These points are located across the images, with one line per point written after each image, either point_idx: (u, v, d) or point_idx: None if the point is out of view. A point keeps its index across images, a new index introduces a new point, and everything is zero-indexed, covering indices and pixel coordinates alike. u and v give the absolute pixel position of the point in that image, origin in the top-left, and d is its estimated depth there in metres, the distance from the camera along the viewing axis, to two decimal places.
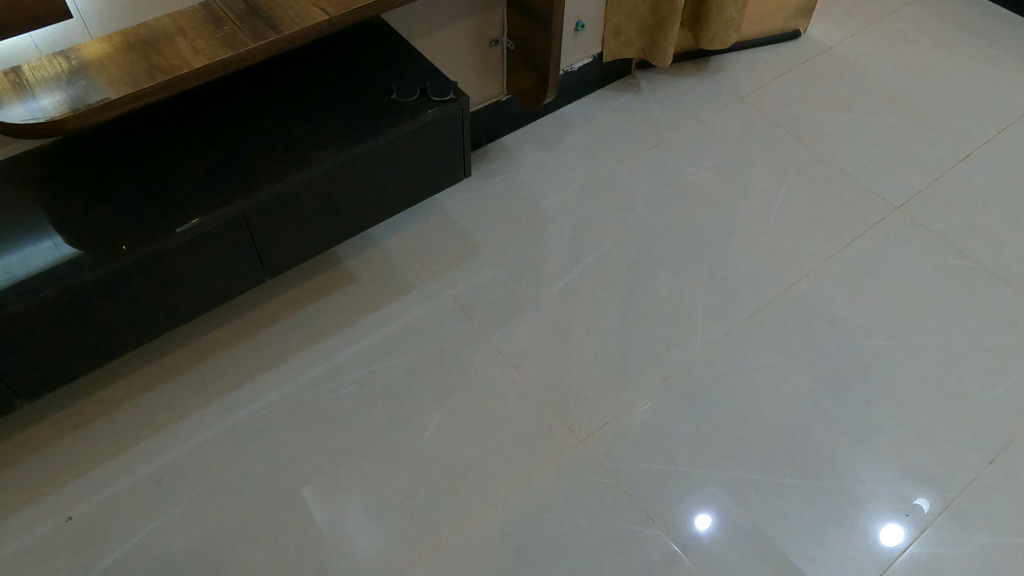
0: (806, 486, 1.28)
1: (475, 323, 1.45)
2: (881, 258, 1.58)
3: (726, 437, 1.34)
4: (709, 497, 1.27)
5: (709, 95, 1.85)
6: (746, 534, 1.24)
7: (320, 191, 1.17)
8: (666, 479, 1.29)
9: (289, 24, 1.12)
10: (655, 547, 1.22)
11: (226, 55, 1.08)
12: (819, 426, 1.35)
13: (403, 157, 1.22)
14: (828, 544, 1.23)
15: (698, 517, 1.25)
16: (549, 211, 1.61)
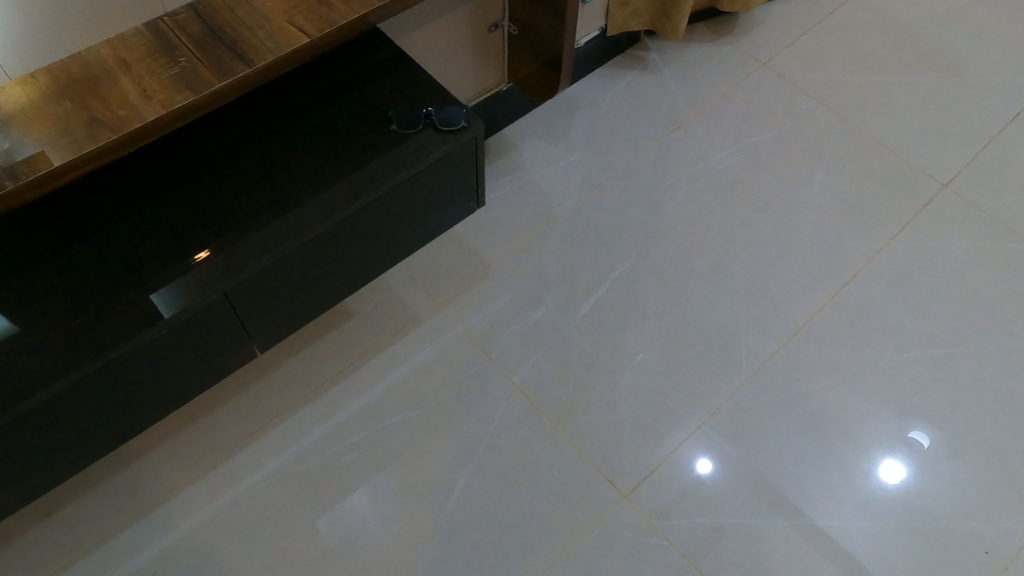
0: (804, 422, 1.25)
1: (496, 361, 1.29)
2: (936, 248, 1.42)
3: (724, 379, 1.29)
4: (706, 440, 1.23)
5: (728, 63, 1.65)
6: (745, 476, 1.20)
7: (318, 257, 0.96)
8: (668, 430, 1.24)
9: (264, 51, 0.89)
10: (656, 498, 1.18)
11: (188, 99, 0.85)
12: (824, 366, 1.30)
13: (411, 203, 1.02)
14: (856, 510, 1.18)
15: (697, 462, 1.21)
16: (564, 219, 1.43)
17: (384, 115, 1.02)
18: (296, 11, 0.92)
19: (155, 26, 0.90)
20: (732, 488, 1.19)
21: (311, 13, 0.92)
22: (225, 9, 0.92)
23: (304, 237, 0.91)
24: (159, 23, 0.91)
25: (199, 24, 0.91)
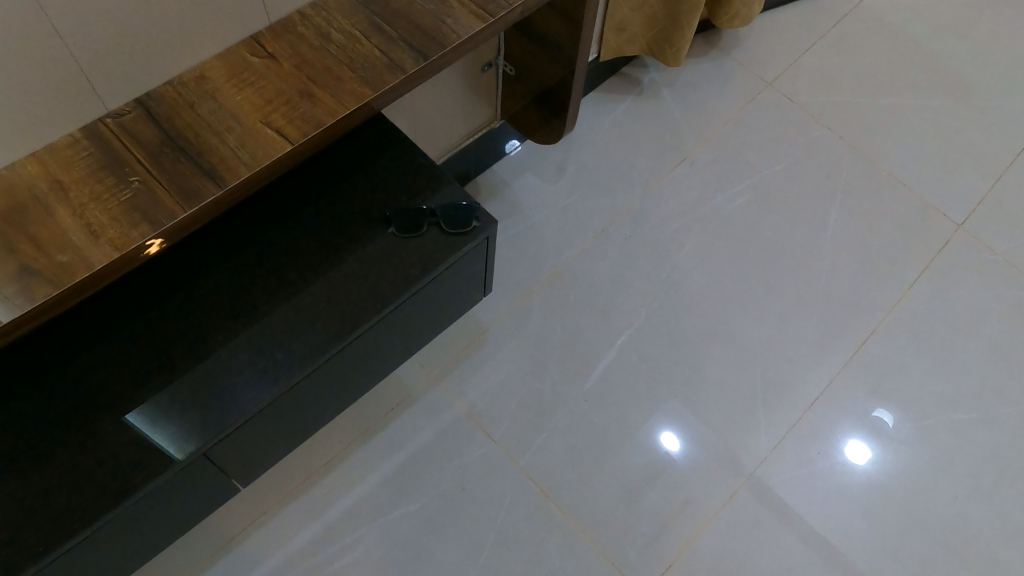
0: (770, 397, 1.25)
1: (499, 444, 1.18)
2: (954, 296, 1.35)
3: (694, 361, 1.27)
4: (675, 417, 1.22)
5: (733, 82, 1.55)
6: (711, 452, 1.20)
7: (311, 387, 0.83)
8: (636, 412, 1.22)
9: (235, 163, 0.73)
10: (623, 478, 1.17)
11: (144, 234, 0.69)
12: (789, 342, 1.30)
13: (411, 314, 0.89)
14: (820, 482, 1.19)
15: (666, 439, 1.20)
16: (566, 272, 1.31)
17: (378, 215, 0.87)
18: (273, 107, 0.76)
19: (96, 129, 0.74)
20: (698, 466, 1.19)
21: (290, 108, 0.76)
22: (185, 107, 0.76)
23: (286, 385, 0.77)
24: (100, 127, 0.74)
25: (154, 128, 0.74)
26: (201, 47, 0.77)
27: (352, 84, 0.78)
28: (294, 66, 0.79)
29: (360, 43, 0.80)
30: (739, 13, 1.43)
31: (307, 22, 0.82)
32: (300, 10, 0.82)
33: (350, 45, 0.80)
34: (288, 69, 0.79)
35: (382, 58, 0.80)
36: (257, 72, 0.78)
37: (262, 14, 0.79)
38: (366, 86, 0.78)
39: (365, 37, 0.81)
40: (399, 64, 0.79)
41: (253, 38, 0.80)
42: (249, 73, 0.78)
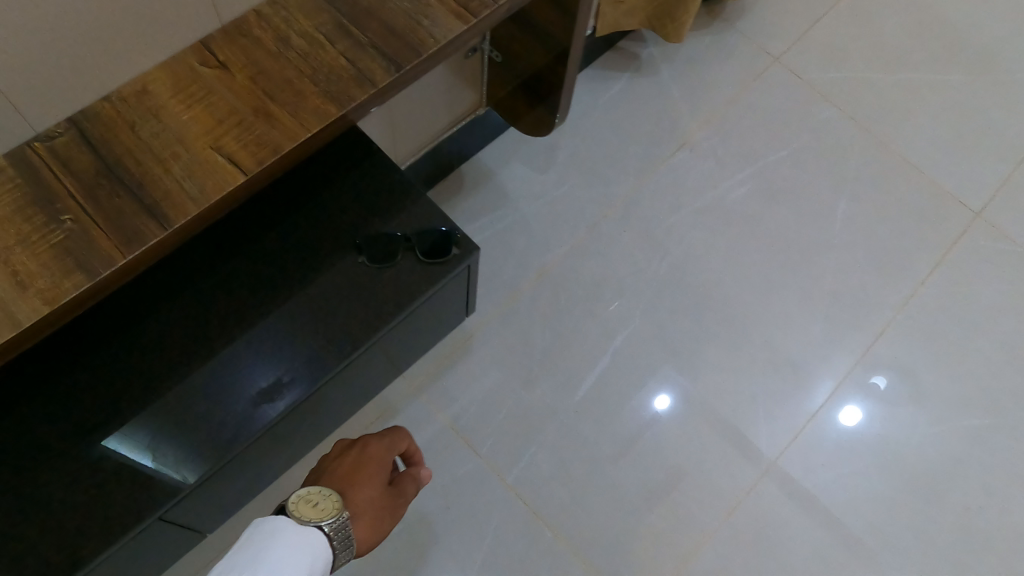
0: (764, 356, 1.21)
1: (486, 459, 1.11)
2: (968, 293, 1.29)
3: (687, 325, 1.22)
4: (666, 378, 1.19)
5: (738, 57, 1.45)
6: (700, 413, 1.17)
7: (281, 430, 0.79)
8: (626, 374, 1.18)
9: (181, 198, 0.64)
10: (607, 440, 1.14)
11: (79, 283, 0.61)
12: (785, 303, 1.25)
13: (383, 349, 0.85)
14: (807, 442, 1.16)
15: (655, 399, 1.17)
16: (558, 270, 1.23)
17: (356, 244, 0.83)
18: (224, 128, 0.67)
19: (23, 155, 0.64)
20: (685, 426, 1.16)
21: (244, 130, 0.67)
22: (125, 128, 0.66)
23: (259, 433, 0.73)
24: (26, 151, 0.64)
25: (89, 152, 0.65)
26: (143, 56, 0.67)
27: (315, 100, 0.69)
28: (248, 77, 0.70)
29: (323, 49, 0.71)
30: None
31: (264, 23, 0.72)
32: (256, 8, 0.72)
33: (312, 52, 0.71)
34: (242, 80, 0.69)
35: (349, 68, 0.70)
36: (207, 85, 0.69)
37: (212, 14, 0.69)
38: (330, 103, 0.68)
39: (330, 42, 0.71)
40: (368, 75, 0.70)
41: (203, 42, 0.71)
42: (198, 86, 0.69)
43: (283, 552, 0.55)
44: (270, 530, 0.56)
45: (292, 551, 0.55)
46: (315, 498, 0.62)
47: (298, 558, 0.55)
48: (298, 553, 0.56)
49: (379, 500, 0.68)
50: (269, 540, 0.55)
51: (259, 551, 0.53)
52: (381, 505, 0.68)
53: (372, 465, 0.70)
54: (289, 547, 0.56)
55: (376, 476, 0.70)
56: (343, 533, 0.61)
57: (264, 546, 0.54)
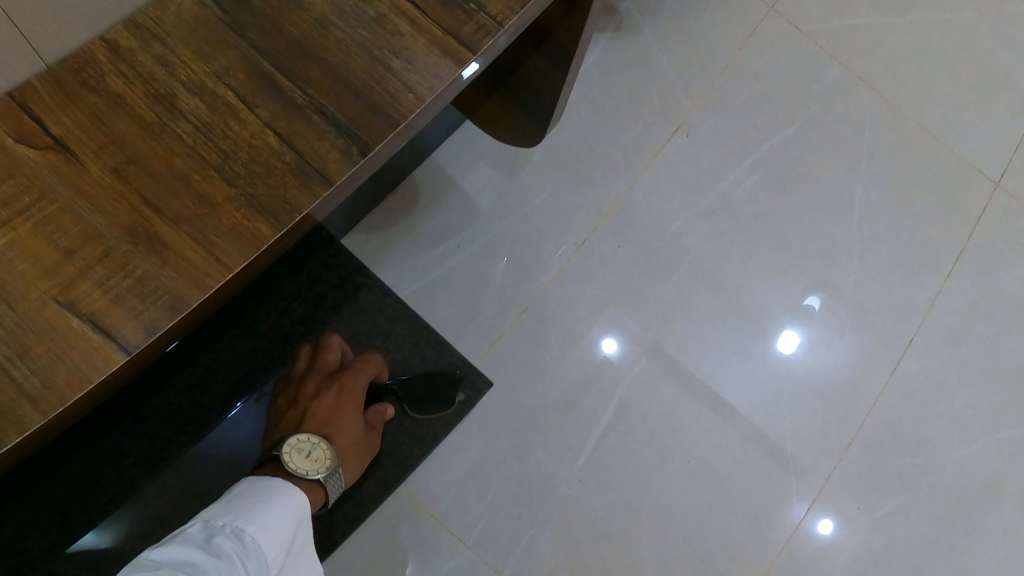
0: (710, 289, 1.06)
1: (474, 552, 0.92)
2: (999, 284, 1.13)
3: (631, 268, 1.05)
4: (609, 321, 1.02)
5: (730, 9, 1.21)
6: (643, 353, 1.02)
7: None
8: (565, 320, 1.01)
9: (10, 395, 0.40)
10: (539, 399, 0.98)
11: None
12: (731, 228, 1.09)
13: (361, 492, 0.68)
14: (758, 375, 1.04)
15: (602, 343, 1.01)
16: (543, 298, 1.01)
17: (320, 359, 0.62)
18: (76, 264, 0.42)
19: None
20: (633, 374, 1.01)
21: (113, 267, 0.42)
22: None
23: None
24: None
25: None
26: None
27: (229, 210, 0.44)
28: (111, 168, 0.43)
29: (236, 116, 0.45)
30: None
31: (124, 67, 0.45)
32: (104, 34, 0.45)
33: (217, 123, 0.44)
34: (100, 175, 0.43)
35: (283, 152, 0.45)
36: (36, 183, 0.42)
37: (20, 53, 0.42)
38: (259, 216, 0.44)
39: (247, 104, 0.45)
40: (313, 163, 0.45)
41: (13, 95, 0.43)
42: (18, 185, 0.42)
43: (275, 510, 0.53)
44: (275, 485, 0.56)
45: (294, 512, 0.54)
46: (306, 447, 0.65)
47: (296, 522, 0.54)
48: (287, 514, 0.53)
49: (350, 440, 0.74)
50: (267, 496, 0.54)
51: (258, 504, 0.52)
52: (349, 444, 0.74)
53: (349, 403, 0.75)
54: (292, 509, 0.54)
55: (354, 419, 0.75)
56: (330, 478, 0.66)
57: (263, 501, 0.53)
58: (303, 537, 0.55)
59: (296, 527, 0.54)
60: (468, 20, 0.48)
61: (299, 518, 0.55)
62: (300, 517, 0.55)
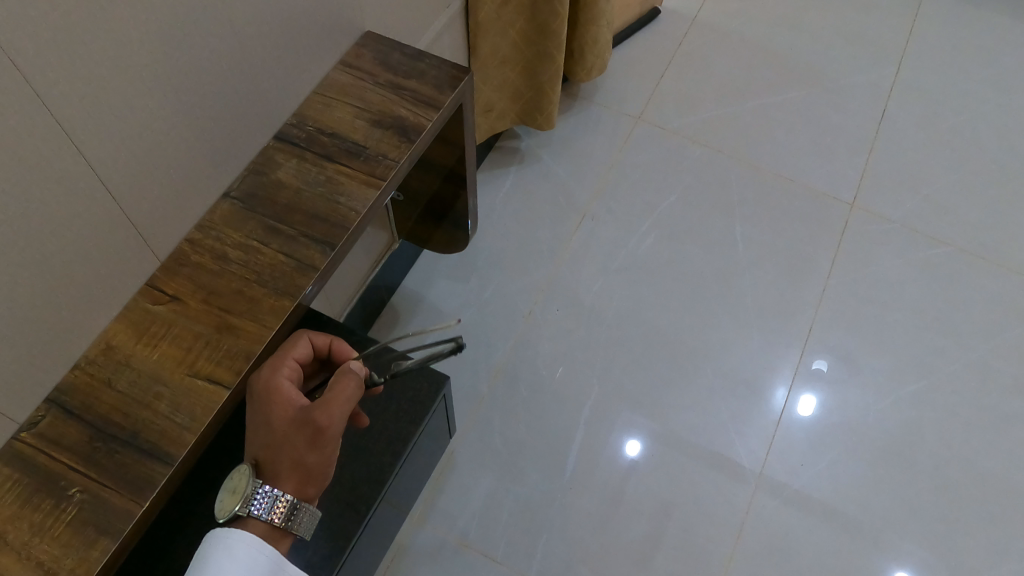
0: (647, 339, 1.34)
1: (505, 564, 1.14)
2: (871, 273, 1.41)
3: (575, 335, 1.34)
4: (634, 425, 1.26)
5: (605, 126, 1.59)
6: (675, 446, 1.24)
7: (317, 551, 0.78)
8: (534, 376, 1.30)
9: (177, 432, 0.66)
10: (529, 438, 1.24)
11: (112, 543, 0.61)
12: (645, 282, 1.40)
13: (394, 504, 0.92)
14: (773, 434, 1.25)
15: (630, 445, 1.24)
16: (510, 364, 1.31)
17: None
18: (194, 354, 0.70)
19: (14, 451, 0.64)
20: (663, 463, 1.22)
21: (214, 348, 0.70)
22: (102, 389, 0.67)
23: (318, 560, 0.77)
24: (17, 445, 0.64)
25: (76, 423, 0.65)
26: (97, 317, 0.68)
27: (268, 300, 0.74)
28: (202, 300, 0.73)
29: (260, 252, 0.76)
30: (595, 63, 1.46)
31: (196, 245, 0.75)
32: (187, 236, 0.76)
33: (250, 258, 0.76)
34: (196, 305, 0.72)
35: (288, 262, 0.76)
36: (166, 320, 0.71)
37: (149, 257, 0.72)
38: (284, 298, 0.74)
39: (264, 244, 0.77)
40: (308, 262, 0.76)
41: (148, 283, 0.73)
42: (158, 324, 0.71)
43: (223, 558, 0.59)
44: (216, 535, 0.61)
45: (246, 550, 0.61)
46: (233, 483, 0.65)
47: (251, 557, 0.61)
48: (237, 552, 0.60)
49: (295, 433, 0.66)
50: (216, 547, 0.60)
51: (208, 564, 0.59)
52: (299, 439, 0.65)
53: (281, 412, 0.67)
54: (242, 549, 0.61)
55: (289, 408, 0.67)
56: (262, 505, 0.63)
57: (215, 558, 0.60)
58: (275, 558, 0.62)
59: (259, 564, 0.61)
60: (378, 164, 0.82)
61: (257, 556, 0.61)
62: (256, 552, 0.61)
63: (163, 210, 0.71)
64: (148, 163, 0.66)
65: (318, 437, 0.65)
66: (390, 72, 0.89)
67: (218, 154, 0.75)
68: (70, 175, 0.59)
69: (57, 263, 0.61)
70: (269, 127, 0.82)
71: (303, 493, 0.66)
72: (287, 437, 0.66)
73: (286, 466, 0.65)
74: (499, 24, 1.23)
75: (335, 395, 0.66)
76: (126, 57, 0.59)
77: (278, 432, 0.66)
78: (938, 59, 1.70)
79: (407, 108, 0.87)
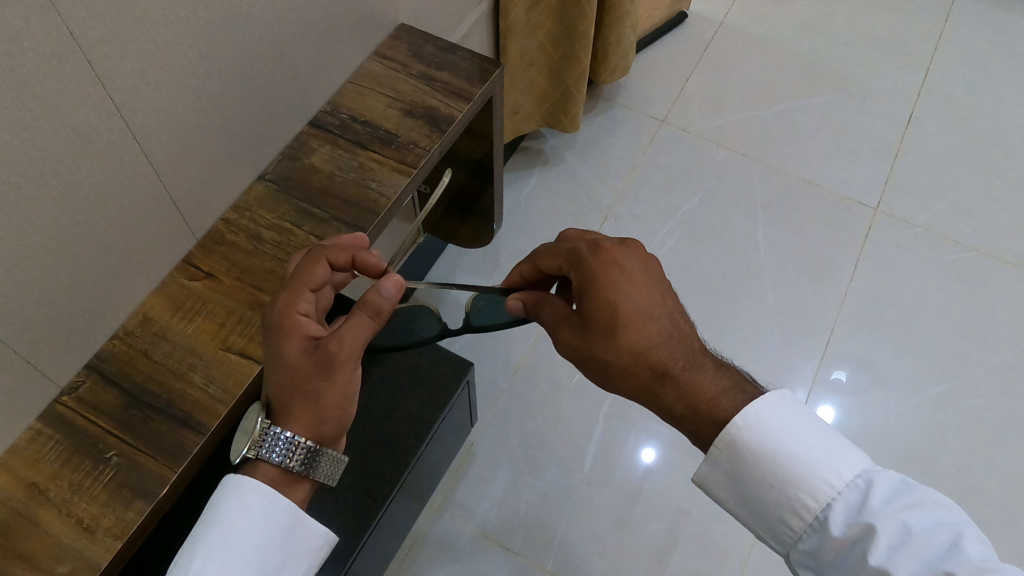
0: None
1: (522, 555, 1.15)
2: (893, 277, 1.41)
3: None
4: (650, 432, 1.26)
5: (629, 128, 1.60)
6: (689, 454, 1.23)
7: (339, 530, 0.80)
8: (554, 371, 1.31)
9: (210, 402, 0.68)
10: (547, 433, 1.25)
11: (146, 506, 0.63)
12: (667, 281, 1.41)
13: (413, 490, 0.93)
14: None
15: (644, 452, 1.24)
16: (530, 359, 1.33)
17: (374, 386, 0.90)
18: (227, 329, 0.72)
19: (54, 414, 0.66)
20: (678, 469, 1.22)
21: (246, 324, 0.72)
22: (139, 358, 0.69)
23: (340, 538, 0.79)
24: (58, 407, 0.66)
25: (113, 390, 0.67)
26: (137, 289, 0.70)
27: None
28: (236, 278, 0.75)
29: (293, 233, 0.78)
30: (618, 64, 1.47)
31: (231, 225, 0.77)
32: (223, 216, 0.78)
33: (283, 239, 0.77)
34: (230, 282, 0.74)
35: (319, 244, 0.78)
36: (201, 296, 0.73)
37: (187, 234, 0.74)
38: None
39: (297, 226, 0.78)
40: None
41: (185, 260, 0.75)
42: (194, 299, 0.73)
43: (235, 512, 0.57)
44: (229, 482, 0.59)
45: (260, 502, 0.58)
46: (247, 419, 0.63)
47: (266, 509, 0.58)
48: (249, 506, 0.58)
49: (306, 366, 0.61)
50: (230, 496, 0.58)
51: (221, 518, 0.57)
52: (309, 370, 0.61)
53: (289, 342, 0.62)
54: (256, 501, 0.58)
55: (296, 339, 0.62)
56: (279, 448, 0.61)
57: (229, 509, 0.58)
58: (291, 511, 0.60)
59: (274, 517, 0.59)
60: (409, 153, 0.84)
61: (271, 508, 0.59)
62: (270, 506, 0.59)
63: (202, 189, 0.73)
64: (191, 139, 0.68)
65: (329, 367, 0.61)
66: (422, 63, 0.91)
67: (256, 137, 0.77)
68: (119, 149, 0.61)
69: (103, 233, 0.63)
70: (303, 113, 0.84)
71: (313, 430, 0.62)
72: (299, 370, 0.61)
73: (296, 399, 0.61)
74: (528, 26, 1.25)
75: (354, 329, 0.61)
76: (174, 36, 0.61)
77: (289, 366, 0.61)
78: (967, 66, 1.70)
79: (439, 99, 0.89)
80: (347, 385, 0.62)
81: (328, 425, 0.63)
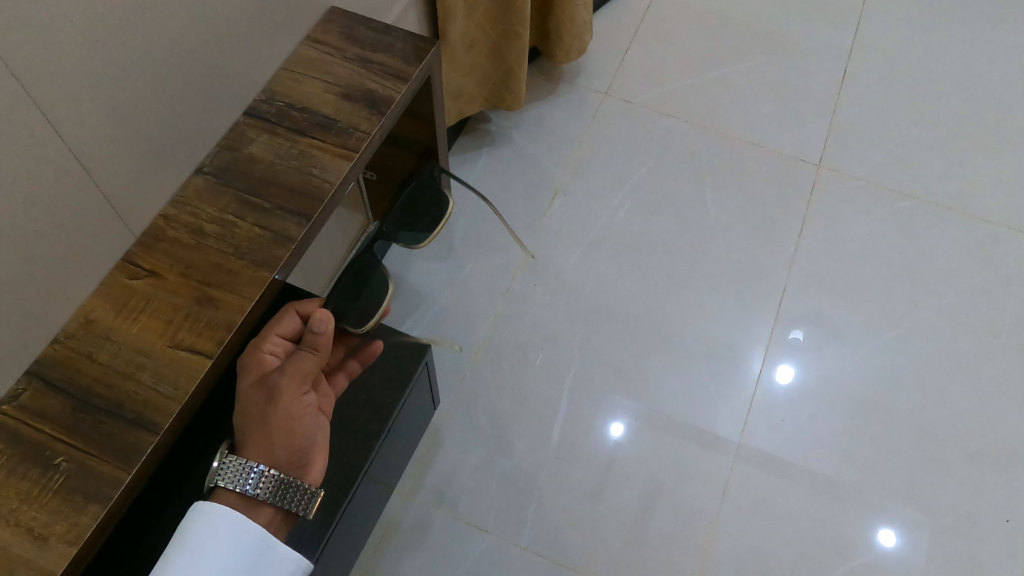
0: (625, 310, 1.35)
1: (497, 533, 1.16)
2: (840, 231, 1.44)
3: (555, 307, 1.35)
4: (615, 404, 1.27)
5: (573, 103, 1.61)
6: (655, 423, 1.25)
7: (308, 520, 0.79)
8: (515, 349, 1.31)
9: (162, 401, 0.66)
10: (513, 411, 1.26)
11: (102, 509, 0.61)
12: (620, 252, 1.42)
13: (380, 477, 0.93)
14: (752, 392, 1.27)
15: (610, 426, 1.25)
16: (491, 339, 1.33)
17: None
18: (174, 326, 0.70)
19: None
20: (647, 440, 1.23)
21: (193, 320, 0.71)
22: (84, 362, 0.67)
23: (309, 527, 0.78)
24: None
25: (59, 395, 0.65)
26: (76, 291, 0.69)
27: (247, 272, 0.74)
28: (180, 275, 0.73)
29: (236, 226, 0.77)
30: (574, 44, 1.47)
31: (171, 222, 0.76)
32: (161, 212, 0.76)
33: (226, 232, 0.76)
34: (174, 279, 0.73)
35: (264, 234, 0.76)
36: (145, 294, 0.71)
37: (125, 233, 0.72)
38: (262, 268, 0.74)
39: (240, 218, 0.77)
40: (285, 234, 0.77)
41: (124, 259, 0.73)
42: (137, 298, 0.71)
43: (204, 533, 0.64)
44: (198, 510, 0.66)
45: (227, 525, 0.65)
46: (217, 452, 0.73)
47: (234, 531, 0.65)
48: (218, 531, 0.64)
49: (257, 393, 0.71)
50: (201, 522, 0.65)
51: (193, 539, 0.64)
52: (258, 400, 0.71)
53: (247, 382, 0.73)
54: (225, 524, 0.65)
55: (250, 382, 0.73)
56: (247, 479, 0.68)
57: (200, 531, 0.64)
58: (261, 537, 0.66)
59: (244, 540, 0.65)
60: (350, 136, 0.83)
61: (240, 532, 0.65)
62: (239, 528, 0.65)
63: (135, 184, 0.71)
64: (120, 131, 0.66)
65: (272, 395, 0.71)
66: (357, 46, 0.90)
67: (189, 130, 0.76)
68: (42, 144, 0.59)
69: (35, 232, 0.61)
70: (238, 102, 0.82)
71: (266, 456, 0.70)
72: (252, 403, 0.71)
73: (251, 429, 0.71)
74: (465, 7, 1.24)
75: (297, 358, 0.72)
76: (92, 23, 0.59)
77: (246, 396, 0.72)
78: (896, 19, 1.73)
79: (377, 82, 0.88)
80: (292, 413, 0.71)
81: (282, 453, 0.71)
